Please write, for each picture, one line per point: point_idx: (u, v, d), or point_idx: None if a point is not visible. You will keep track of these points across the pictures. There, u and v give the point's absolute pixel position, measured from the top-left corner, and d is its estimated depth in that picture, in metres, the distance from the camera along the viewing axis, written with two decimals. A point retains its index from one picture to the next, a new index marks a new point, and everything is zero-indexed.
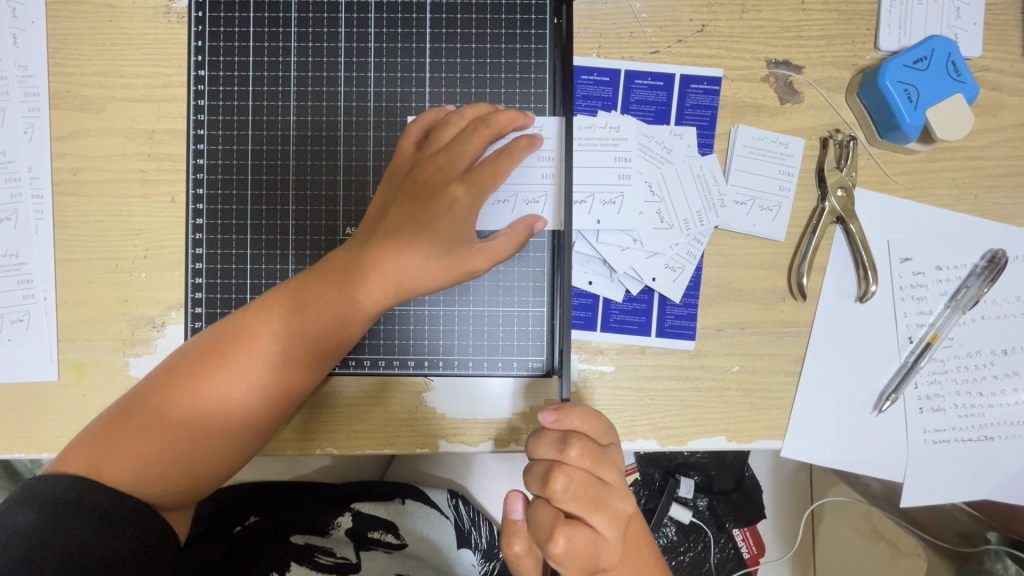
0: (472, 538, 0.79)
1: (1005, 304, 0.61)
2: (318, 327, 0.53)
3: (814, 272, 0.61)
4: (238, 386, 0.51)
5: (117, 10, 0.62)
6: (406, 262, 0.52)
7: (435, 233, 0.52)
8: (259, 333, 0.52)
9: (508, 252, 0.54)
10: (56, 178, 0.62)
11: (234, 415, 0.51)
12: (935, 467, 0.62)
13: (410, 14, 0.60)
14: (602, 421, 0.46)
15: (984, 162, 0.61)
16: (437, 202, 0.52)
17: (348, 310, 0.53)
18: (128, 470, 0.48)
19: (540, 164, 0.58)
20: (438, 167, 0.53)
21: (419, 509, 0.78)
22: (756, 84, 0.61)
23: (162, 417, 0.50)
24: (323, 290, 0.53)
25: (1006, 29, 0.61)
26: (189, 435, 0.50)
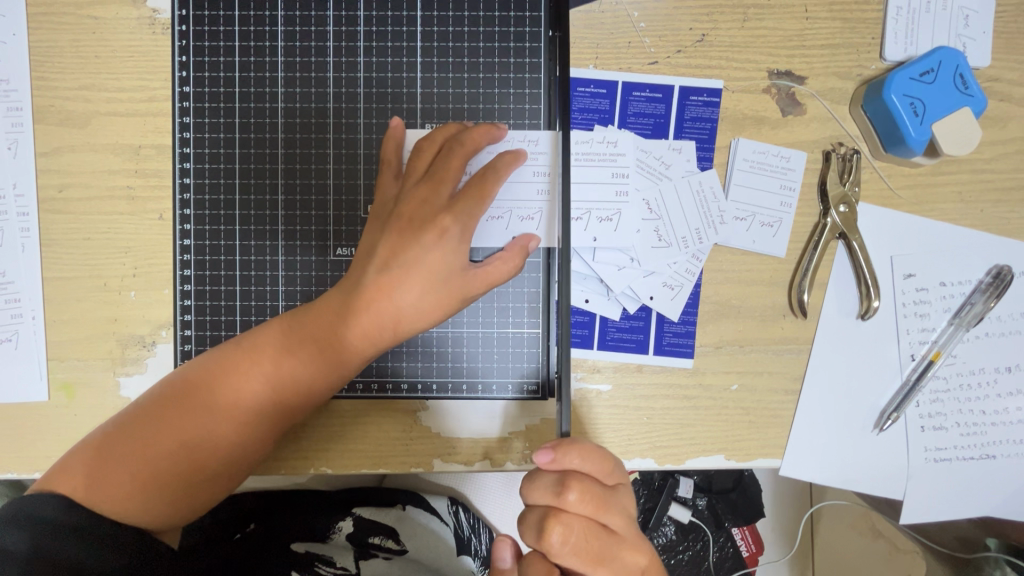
0: (471, 545, 0.78)
1: (1010, 321, 0.60)
2: (312, 354, 0.52)
3: (816, 288, 0.60)
4: (228, 417, 0.51)
5: (100, 22, 0.60)
6: (402, 295, 0.51)
7: (430, 260, 0.50)
8: (255, 358, 0.52)
9: (504, 276, 0.52)
10: (42, 194, 0.60)
11: (224, 444, 0.51)
12: (937, 485, 0.61)
13: (400, 27, 0.58)
14: (605, 461, 0.45)
15: (991, 176, 0.60)
16: (428, 232, 0.50)
17: (342, 336, 0.52)
18: (118, 495, 0.48)
19: (535, 180, 0.56)
20: (436, 189, 0.51)
21: (421, 516, 0.78)
22: (758, 95, 0.59)
23: (151, 445, 0.50)
24: (320, 314, 0.52)
25: (1015, 37, 0.60)
26: (178, 463, 0.50)
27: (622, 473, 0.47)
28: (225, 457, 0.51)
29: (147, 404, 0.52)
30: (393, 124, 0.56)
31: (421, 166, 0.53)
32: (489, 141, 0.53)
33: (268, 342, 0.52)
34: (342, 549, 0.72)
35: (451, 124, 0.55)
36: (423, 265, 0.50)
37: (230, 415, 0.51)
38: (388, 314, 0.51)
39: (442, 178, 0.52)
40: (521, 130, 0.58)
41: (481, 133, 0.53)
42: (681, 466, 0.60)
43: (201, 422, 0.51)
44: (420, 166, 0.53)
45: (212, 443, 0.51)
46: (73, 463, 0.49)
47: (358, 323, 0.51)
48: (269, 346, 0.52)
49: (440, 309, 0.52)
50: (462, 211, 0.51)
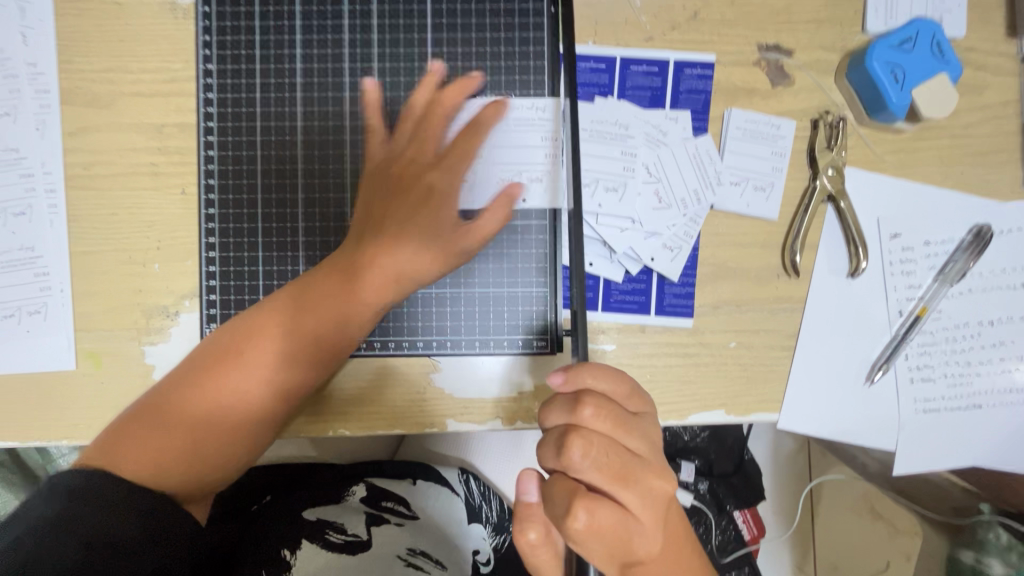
0: (482, 512, 0.81)
1: (991, 277, 0.64)
2: (321, 305, 0.56)
3: (807, 250, 0.63)
4: (253, 383, 0.54)
5: (124, 7, 0.63)
6: (402, 252, 0.57)
7: (424, 218, 0.58)
8: (265, 316, 0.56)
9: (496, 226, 0.57)
10: (69, 172, 0.63)
11: (249, 407, 0.54)
12: (928, 435, 0.64)
13: (411, 6, 0.62)
14: (625, 382, 0.47)
15: (971, 140, 0.63)
16: (417, 193, 0.59)
17: (348, 288, 0.57)
18: (147, 457, 0.51)
19: (542, 144, 0.61)
20: (424, 153, 0.60)
21: (431, 488, 0.80)
22: (749, 68, 0.63)
23: (180, 413, 0.53)
24: (323, 273, 0.57)
25: (988, 10, 0.63)
26: (207, 428, 0.53)
27: (645, 401, 0.49)
28: (244, 410, 0.54)
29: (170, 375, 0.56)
30: (370, 87, 0.61)
31: (406, 137, 0.60)
32: (463, 96, 0.60)
33: (276, 301, 0.57)
34: (355, 513, 0.74)
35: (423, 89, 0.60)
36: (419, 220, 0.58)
37: (254, 379, 0.54)
38: (390, 269, 0.57)
39: (430, 147, 0.60)
40: (526, 100, 0.61)
41: (455, 91, 0.60)
42: (683, 421, 0.63)
43: (226, 390, 0.54)
44: (405, 137, 0.60)
45: (233, 398, 0.54)
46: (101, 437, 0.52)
47: (363, 276, 0.57)
48: (276, 303, 0.57)
49: (440, 263, 0.58)
50: (451, 171, 0.59)
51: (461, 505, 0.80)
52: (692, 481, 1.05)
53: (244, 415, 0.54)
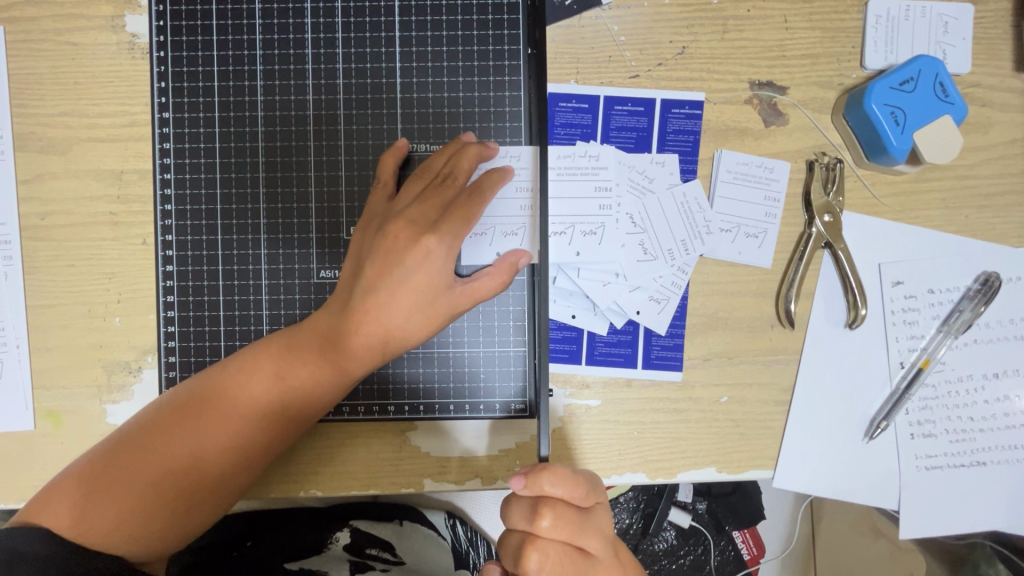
0: (469, 559, 0.79)
1: (999, 327, 0.60)
2: (302, 382, 0.51)
3: (803, 298, 0.60)
4: (215, 447, 0.50)
5: (80, 48, 0.60)
6: (390, 316, 0.50)
7: (415, 280, 0.50)
8: (246, 388, 0.51)
9: (489, 294, 0.52)
10: (23, 223, 0.60)
11: (213, 473, 0.51)
12: (931, 494, 0.61)
13: (378, 49, 0.58)
14: (579, 483, 0.43)
15: (975, 182, 0.60)
16: (411, 252, 0.50)
17: (331, 363, 0.51)
18: (97, 528, 0.47)
19: (518, 196, 0.56)
20: (427, 209, 0.51)
21: (417, 530, 0.78)
22: (740, 106, 0.60)
23: (133, 479, 0.49)
24: (307, 340, 0.52)
25: (994, 43, 0.60)
26: (161, 496, 0.49)
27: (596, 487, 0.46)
28: (208, 486, 0.51)
29: (131, 430, 0.51)
30: (398, 145, 0.56)
31: (412, 189, 0.53)
32: (480, 162, 0.53)
33: (260, 371, 0.52)
34: (338, 564, 0.71)
35: (450, 145, 0.55)
36: (410, 288, 0.50)
37: (219, 444, 0.50)
38: (376, 334, 0.51)
39: (437, 201, 0.52)
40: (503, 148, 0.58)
41: (473, 154, 0.53)
42: (672, 480, 0.60)
43: (186, 455, 0.50)
44: (415, 188, 0.53)
45: (200, 472, 0.50)
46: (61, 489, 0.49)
47: (341, 346, 0.51)
48: (258, 374, 0.51)
49: (429, 326, 0.51)
50: (455, 234, 0.50)
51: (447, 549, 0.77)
52: (690, 501, 1.02)
53: (206, 492, 0.51)
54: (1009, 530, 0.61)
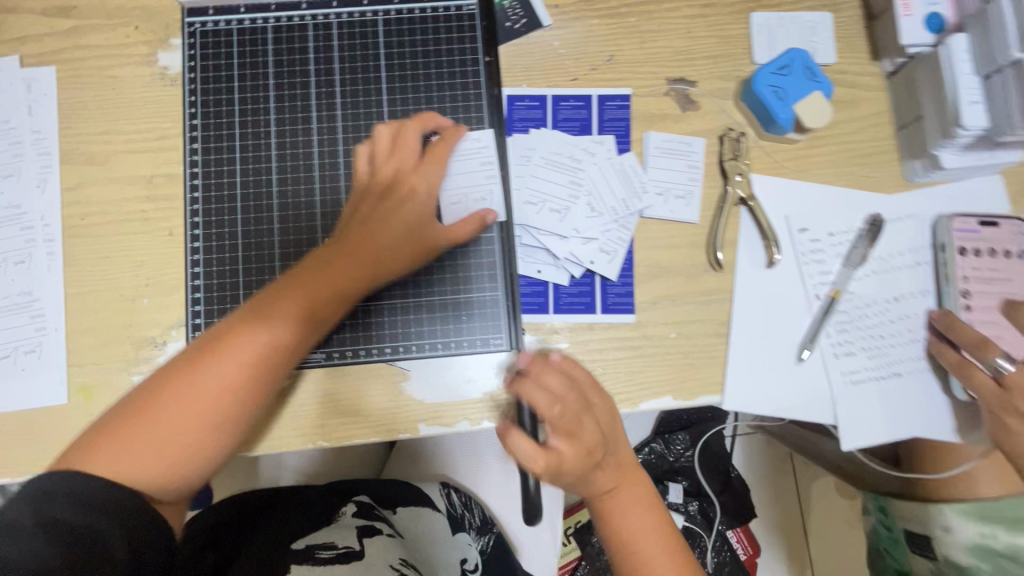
0: (464, 521, 0.92)
1: (892, 258, 0.72)
2: (315, 313, 0.60)
3: (728, 246, 0.72)
4: (232, 374, 0.55)
5: (119, 80, 0.73)
6: (384, 241, 0.63)
7: (404, 213, 0.64)
8: (265, 326, 0.57)
9: (467, 235, 0.64)
10: (65, 223, 0.70)
11: (232, 397, 0.55)
12: (861, 405, 0.70)
13: (369, 62, 0.71)
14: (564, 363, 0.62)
15: (854, 146, 0.74)
16: (398, 192, 0.64)
17: (337, 284, 0.60)
18: (130, 459, 0.51)
19: (484, 167, 0.69)
20: (405, 158, 0.65)
21: (414, 507, 0.89)
22: (660, 98, 0.74)
23: (159, 412, 0.54)
24: (314, 279, 0.60)
25: (852, 40, 0.76)
26: (186, 425, 0.54)
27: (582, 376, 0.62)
28: (226, 413, 0.55)
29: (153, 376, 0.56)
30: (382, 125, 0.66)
31: (389, 145, 0.65)
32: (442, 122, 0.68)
33: (275, 310, 0.58)
34: (346, 531, 0.77)
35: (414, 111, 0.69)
36: (401, 225, 0.63)
37: (236, 368, 0.55)
38: (374, 256, 0.62)
39: (408, 154, 0.65)
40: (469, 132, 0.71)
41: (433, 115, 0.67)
42: (636, 409, 0.69)
43: (205, 383, 0.54)
44: (391, 143, 0.65)
45: (233, 407, 0.56)
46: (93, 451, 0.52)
47: (346, 271, 0.61)
48: (275, 314, 0.58)
49: (416, 248, 0.64)
50: (429, 180, 0.65)
51: (445, 516, 0.90)
52: None
53: (226, 419, 0.55)
54: (930, 433, 0.71)
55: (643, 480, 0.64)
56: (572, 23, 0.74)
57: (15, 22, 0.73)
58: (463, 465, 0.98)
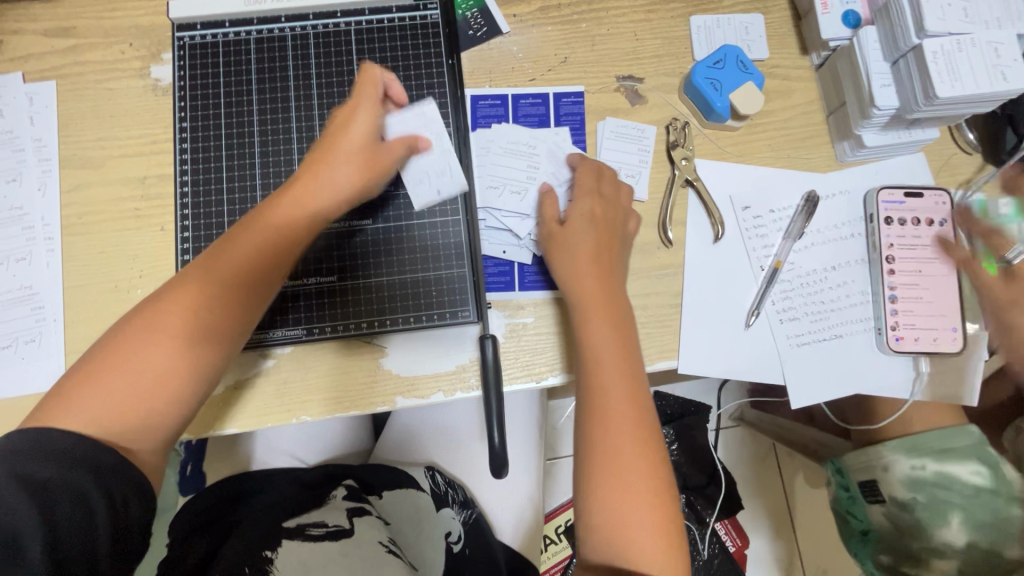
0: (448, 498, 0.95)
1: (829, 231, 0.79)
2: (256, 259, 0.62)
3: (678, 225, 0.78)
4: (182, 317, 0.59)
5: (115, 91, 0.79)
6: (324, 179, 0.65)
7: (345, 150, 0.66)
8: (205, 283, 0.61)
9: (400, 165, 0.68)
10: (64, 222, 0.76)
11: (188, 337, 0.59)
12: (806, 365, 0.76)
13: (342, 66, 0.76)
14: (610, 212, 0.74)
15: (790, 131, 0.81)
16: (335, 134, 0.67)
17: (276, 222, 0.63)
18: (93, 411, 0.55)
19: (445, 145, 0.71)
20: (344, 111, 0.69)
21: (399, 492, 0.93)
22: (611, 93, 0.81)
23: (115, 362, 0.57)
24: (247, 232, 0.63)
25: (783, 38, 0.84)
26: (142, 373, 0.57)
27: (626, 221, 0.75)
28: (185, 354, 0.59)
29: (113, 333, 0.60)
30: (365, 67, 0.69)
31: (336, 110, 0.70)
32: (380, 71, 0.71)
33: (213, 265, 0.61)
34: (337, 511, 0.83)
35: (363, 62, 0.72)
36: (335, 171, 0.66)
37: (187, 311, 0.59)
38: (317, 192, 0.65)
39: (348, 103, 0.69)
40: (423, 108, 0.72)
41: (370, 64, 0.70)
42: None
43: (160, 329, 0.58)
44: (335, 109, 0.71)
45: (190, 358, 0.59)
46: (51, 421, 0.55)
47: (288, 211, 0.64)
48: (214, 270, 0.61)
49: (361, 179, 0.66)
50: (352, 120, 0.67)
51: (428, 495, 0.94)
52: None
53: (181, 359, 0.59)
54: (871, 389, 0.77)
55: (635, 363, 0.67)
56: (529, 30, 0.82)
57: (18, 42, 0.80)
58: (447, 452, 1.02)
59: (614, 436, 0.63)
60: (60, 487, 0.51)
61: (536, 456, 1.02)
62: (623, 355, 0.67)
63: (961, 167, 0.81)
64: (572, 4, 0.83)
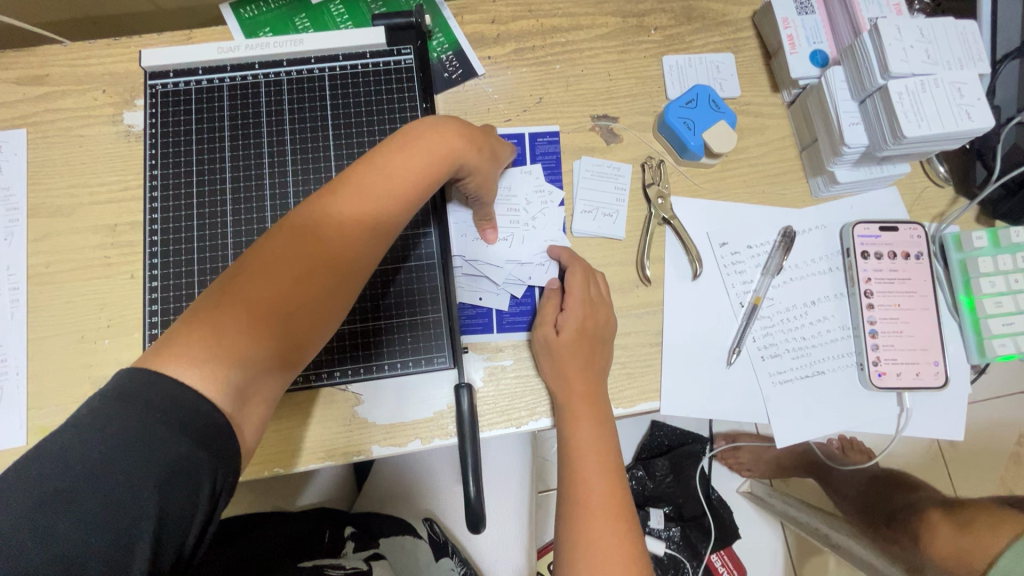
0: (448, 547, 0.93)
1: (806, 266, 0.79)
2: (381, 209, 0.57)
3: (655, 262, 0.78)
4: (312, 261, 0.52)
5: (87, 138, 0.79)
6: (464, 142, 0.64)
7: (475, 129, 0.67)
8: (333, 223, 0.55)
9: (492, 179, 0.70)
10: (31, 271, 0.74)
11: (327, 286, 0.53)
12: (789, 403, 0.76)
13: (316, 112, 0.76)
14: (581, 307, 0.71)
15: (764, 167, 0.82)
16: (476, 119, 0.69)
17: (408, 176, 0.59)
18: (201, 364, 0.46)
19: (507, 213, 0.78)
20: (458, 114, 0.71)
21: (403, 538, 0.90)
22: (587, 133, 0.82)
23: (230, 308, 0.48)
24: (383, 176, 0.58)
25: (754, 76, 0.86)
26: (256, 319, 0.49)
27: (602, 310, 0.72)
28: (308, 308, 0.52)
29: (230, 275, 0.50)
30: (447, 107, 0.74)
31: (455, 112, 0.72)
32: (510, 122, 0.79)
33: (340, 204, 0.55)
34: (352, 557, 0.82)
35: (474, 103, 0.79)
36: (459, 135, 0.64)
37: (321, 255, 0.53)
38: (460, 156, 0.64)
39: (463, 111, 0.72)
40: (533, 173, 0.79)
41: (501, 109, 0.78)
42: None
43: (285, 273, 0.51)
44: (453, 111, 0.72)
45: (305, 307, 0.52)
46: (158, 368, 0.45)
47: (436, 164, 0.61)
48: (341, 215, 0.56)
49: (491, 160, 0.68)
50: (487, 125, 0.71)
51: (427, 543, 0.91)
52: (661, 527, 1.39)
53: (303, 314, 0.52)
54: (855, 426, 0.76)
55: (612, 446, 0.69)
56: (504, 71, 0.83)
57: None
58: (433, 493, 1.00)
59: (592, 527, 0.63)
60: (128, 478, 0.41)
61: (524, 494, 0.99)
62: (605, 446, 0.68)
63: (933, 202, 0.82)
64: (546, 45, 0.84)
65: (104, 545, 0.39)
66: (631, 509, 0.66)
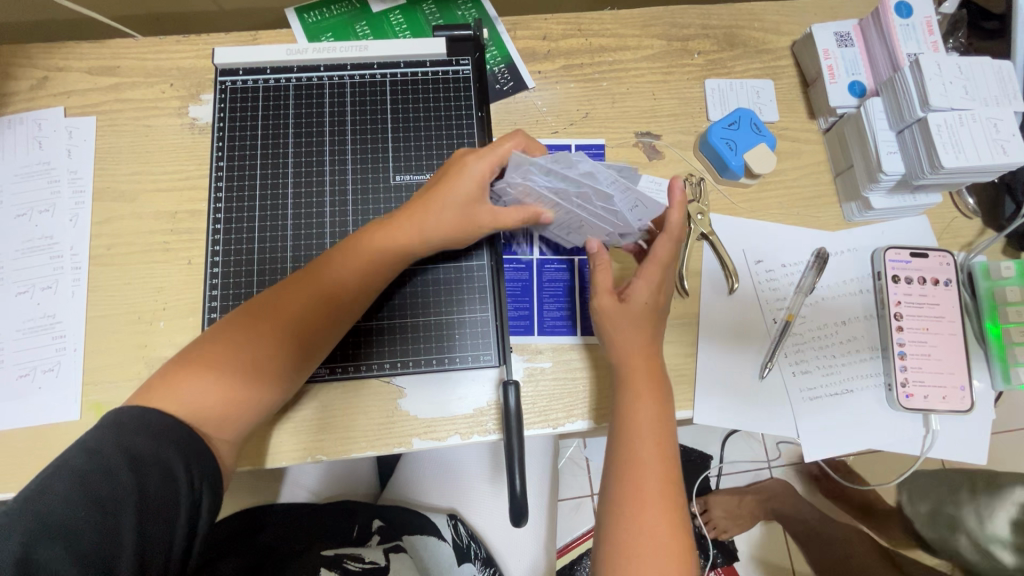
0: (471, 551, 0.94)
1: (837, 287, 0.82)
2: (329, 300, 0.65)
3: (692, 275, 0.81)
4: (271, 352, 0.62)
5: (153, 128, 0.82)
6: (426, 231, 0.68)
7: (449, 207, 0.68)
8: (295, 317, 0.64)
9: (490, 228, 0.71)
10: (93, 252, 0.77)
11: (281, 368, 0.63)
12: (818, 418, 0.78)
13: (377, 115, 0.80)
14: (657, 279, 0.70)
15: (800, 190, 0.85)
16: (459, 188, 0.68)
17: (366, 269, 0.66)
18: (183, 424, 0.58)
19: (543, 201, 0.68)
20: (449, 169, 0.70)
21: (424, 538, 0.92)
22: (630, 148, 0.85)
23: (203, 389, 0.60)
24: (337, 273, 0.65)
25: (793, 102, 0.89)
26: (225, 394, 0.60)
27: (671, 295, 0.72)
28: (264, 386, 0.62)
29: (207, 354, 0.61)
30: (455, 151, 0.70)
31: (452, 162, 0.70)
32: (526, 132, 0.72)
33: (301, 301, 0.64)
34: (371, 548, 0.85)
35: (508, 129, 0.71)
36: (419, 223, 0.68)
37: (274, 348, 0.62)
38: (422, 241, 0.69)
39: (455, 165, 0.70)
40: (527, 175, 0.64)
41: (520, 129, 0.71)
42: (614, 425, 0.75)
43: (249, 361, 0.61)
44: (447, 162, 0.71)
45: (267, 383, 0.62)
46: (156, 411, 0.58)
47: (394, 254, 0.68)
48: (303, 301, 0.64)
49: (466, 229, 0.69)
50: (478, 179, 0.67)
51: (450, 546, 0.92)
52: None
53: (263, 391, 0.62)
54: (881, 445, 0.78)
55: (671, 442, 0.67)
56: (553, 86, 0.87)
57: (62, 78, 0.83)
58: (455, 493, 1.01)
59: (647, 520, 0.62)
60: (117, 471, 0.52)
61: (546, 497, 1.01)
62: (664, 440, 0.66)
63: (962, 231, 0.84)
64: (594, 63, 0.88)
65: (94, 524, 0.49)
66: (683, 500, 0.65)
